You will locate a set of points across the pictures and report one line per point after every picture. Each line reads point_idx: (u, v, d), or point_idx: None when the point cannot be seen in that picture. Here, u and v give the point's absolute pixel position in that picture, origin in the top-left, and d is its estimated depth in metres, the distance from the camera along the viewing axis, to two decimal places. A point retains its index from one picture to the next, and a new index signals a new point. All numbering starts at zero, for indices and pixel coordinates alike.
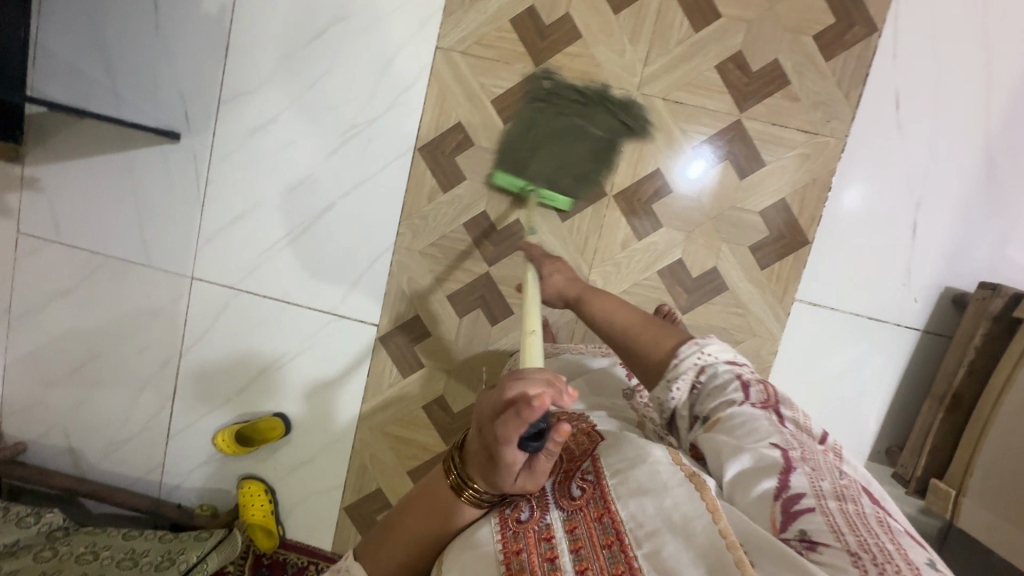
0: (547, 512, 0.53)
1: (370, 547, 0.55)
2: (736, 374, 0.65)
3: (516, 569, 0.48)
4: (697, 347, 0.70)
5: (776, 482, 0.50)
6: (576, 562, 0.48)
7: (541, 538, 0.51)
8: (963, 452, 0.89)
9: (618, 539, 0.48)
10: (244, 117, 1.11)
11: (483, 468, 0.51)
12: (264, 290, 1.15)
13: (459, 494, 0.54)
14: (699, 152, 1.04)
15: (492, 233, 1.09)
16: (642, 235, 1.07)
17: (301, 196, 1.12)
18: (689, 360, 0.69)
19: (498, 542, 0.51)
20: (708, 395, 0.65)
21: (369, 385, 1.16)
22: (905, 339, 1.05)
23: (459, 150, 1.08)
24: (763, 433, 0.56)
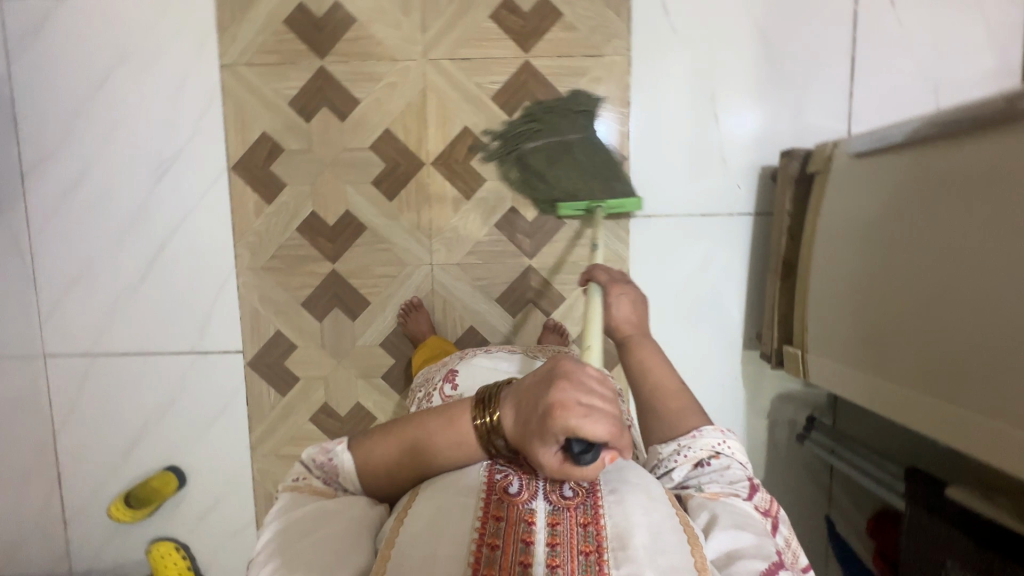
0: (535, 497, 0.50)
1: (363, 446, 0.58)
2: (747, 475, 0.62)
3: (488, 533, 0.46)
4: (722, 434, 0.64)
5: (761, 568, 0.50)
6: (549, 555, 0.45)
7: (522, 520, 0.48)
8: (800, 311, 0.94)
9: (597, 550, 0.45)
10: (53, 181, 1.09)
11: (521, 413, 0.52)
12: (121, 348, 1.13)
13: (477, 422, 0.54)
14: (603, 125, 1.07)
15: (327, 230, 1.09)
16: (469, 193, 1.08)
17: (131, 243, 1.10)
18: (710, 440, 0.63)
19: (480, 499, 0.49)
20: (711, 480, 0.62)
21: (252, 412, 1.14)
22: (740, 225, 1.09)
23: (272, 159, 1.08)
24: (758, 530, 0.55)
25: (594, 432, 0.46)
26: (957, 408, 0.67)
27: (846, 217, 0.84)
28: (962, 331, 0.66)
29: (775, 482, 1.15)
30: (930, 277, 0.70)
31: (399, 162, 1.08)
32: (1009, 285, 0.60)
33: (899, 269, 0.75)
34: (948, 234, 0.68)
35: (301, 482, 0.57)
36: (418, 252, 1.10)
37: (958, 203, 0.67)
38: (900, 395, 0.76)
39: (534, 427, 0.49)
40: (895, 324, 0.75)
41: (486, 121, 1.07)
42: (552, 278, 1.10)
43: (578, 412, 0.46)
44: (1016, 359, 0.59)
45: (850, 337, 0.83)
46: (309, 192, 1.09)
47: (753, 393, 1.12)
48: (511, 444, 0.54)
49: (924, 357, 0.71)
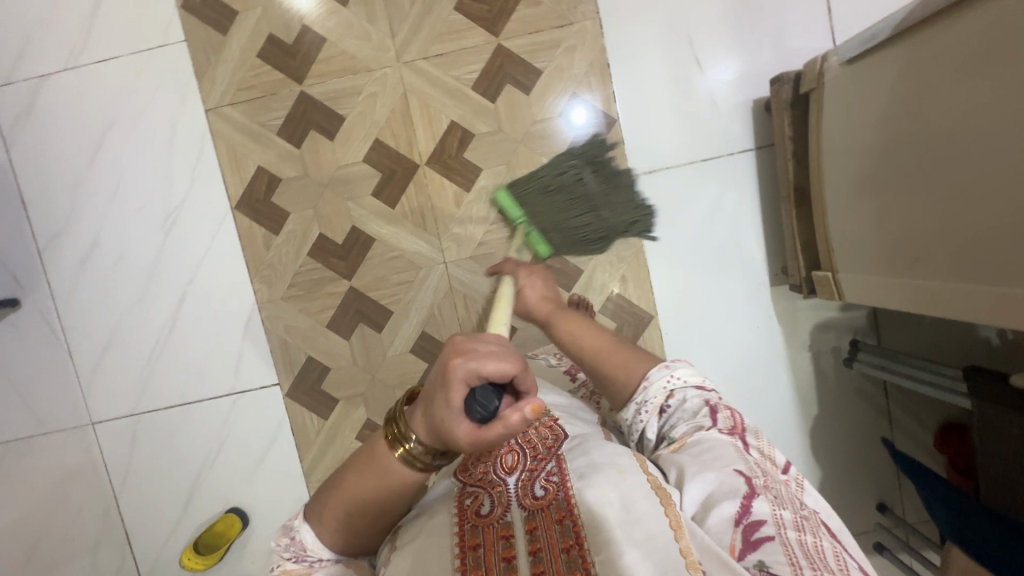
0: (508, 509, 0.58)
1: (317, 514, 0.59)
2: (703, 401, 0.70)
3: (470, 564, 0.52)
4: (665, 372, 0.73)
5: (737, 509, 0.55)
6: (532, 563, 0.52)
7: (501, 536, 0.55)
8: (821, 235, 0.92)
9: (577, 543, 0.52)
10: (70, 254, 1.12)
11: (425, 403, 0.53)
12: (163, 402, 1.15)
13: (394, 446, 0.56)
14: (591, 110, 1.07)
15: (338, 249, 1.10)
16: (469, 185, 1.09)
17: (154, 299, 1.13)
18: (659, 384, 0.72)
19: (455, 530, 0.55)
20: (677, 419, 0.70)
21: (299, 441, 1.15)
22: (743, 163, 1.07)
23: (272, 191, 1.09)
24: (729, 458, 0.60)
25: (497, 364, 0.49)
26: (994, 294, 0.66)
27: (846, 126, 0.82)
28: (976, 216, 0.65)
29: (832, 414, 1.12)
30: (934, 169, 0.69)
31: (394, 169, 1.08)
32: (1013, 158, 0.59)
33: (902, 169, 0.73)
34: (944, 122, 0.66)
35: (277, 571, 0.57)
36: (429, 253, 1.10)
37: (948, 88, 0.65)
38: (931, 293, 0.75)
39: (440, 402, 0.50)
40: (909, 224, 0.74)
41: (471, 112, 1.07)
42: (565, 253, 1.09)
43: (472, 356, 0.49)
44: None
45: (869, 248, 0.82)
46: (313, 216, 1.10)
47: (790, 329, 1.10)
48: (432, 446, 0.54)
49: (946, 250, 0.70)
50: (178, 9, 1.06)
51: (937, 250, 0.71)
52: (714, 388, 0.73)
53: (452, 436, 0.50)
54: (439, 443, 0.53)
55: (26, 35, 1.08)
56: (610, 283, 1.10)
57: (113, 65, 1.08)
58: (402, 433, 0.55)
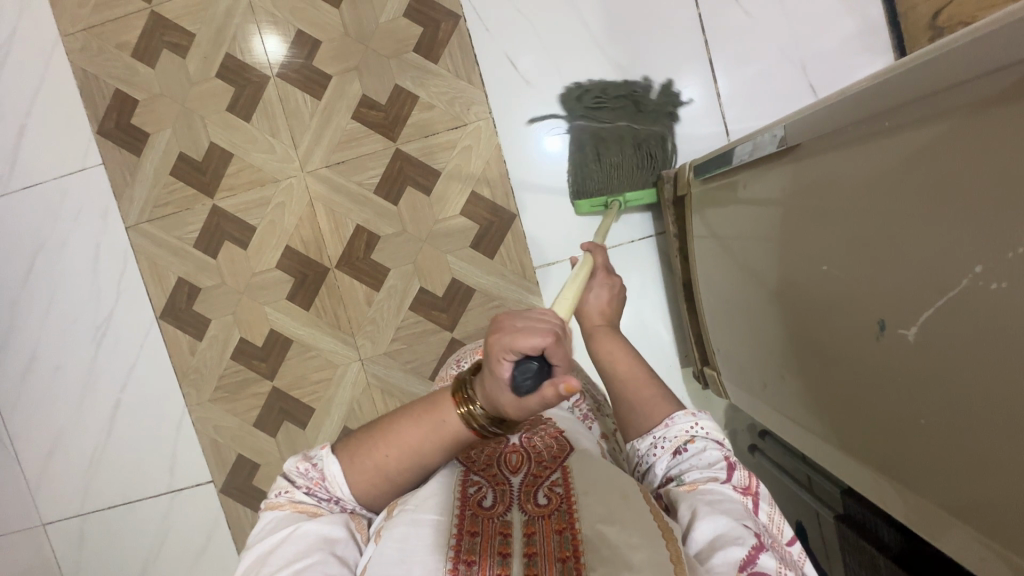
0: (509, 509, 0.54)
1: (348, 450, 0.58)
2: (724, 454, 0.59)
3: (464, 549, 0.49)
4: (693, 416, 0.63)
5: (743, 555, 0.47)
6: (526, 566, 0.48)
7: (497, 533, 0.51)
8: (717, 348, 0.89)
9: (574, 556, 0.47)
10: (10, 367, 1.18)
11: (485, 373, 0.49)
12: (107, 502, 1.20)
13: (457, 405, 0.54)
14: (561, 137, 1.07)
15: (259, 351, 1.15)
16: (378, 284, 1.12)
17: (91, 405, 1.18)
18: (682, 426, 0.62)
19: (454, 516, 0.51)
20: (689, 467, 0.60)
21: (235, 533, 1.19)
22: (645, 248, 1.08)
23: (192, 299, 1.14)
24: (737, 512, 0.52)
25: (524, 344, 0.42)
26: (828, 442, 0.65)
27: (711, 241, 0.83)
28: (836, 386, 0.59)
29: None
30: (801, 326, 0.62)
31: (306, 272, 1.12)
32: (858, 344, 0.53)
33: (775, 311, 0.68)
34: (800, 281, 0.60)
35: (285, 498, 0.57)
36: (345, 351, 1.13)
37: (798, 246, 0.60)
38: (811, 441, 0.69)
39: (489, 368, 0.47)
40: (787, 370, 0.69)
41: (375, 214, 1.10)
42: (477, 344, 1.12)
43: (510, 331, 0.44)
44: (890, 422, 0.52)
45: (759, 376, 0.77)
46: (232, 321, 1.14)
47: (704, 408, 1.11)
48: (490, 409, 0.52)
49: (816, 407, 0.64)
50: (93, 135, 1.12)
51: (812, 403, 0.65)
52: None
53: (501, 405, 0.48)
54: (495, 415, 0.52)
55: None
56: None
57: (39, 191, 1.14)
58: (469, 397, 0.53)
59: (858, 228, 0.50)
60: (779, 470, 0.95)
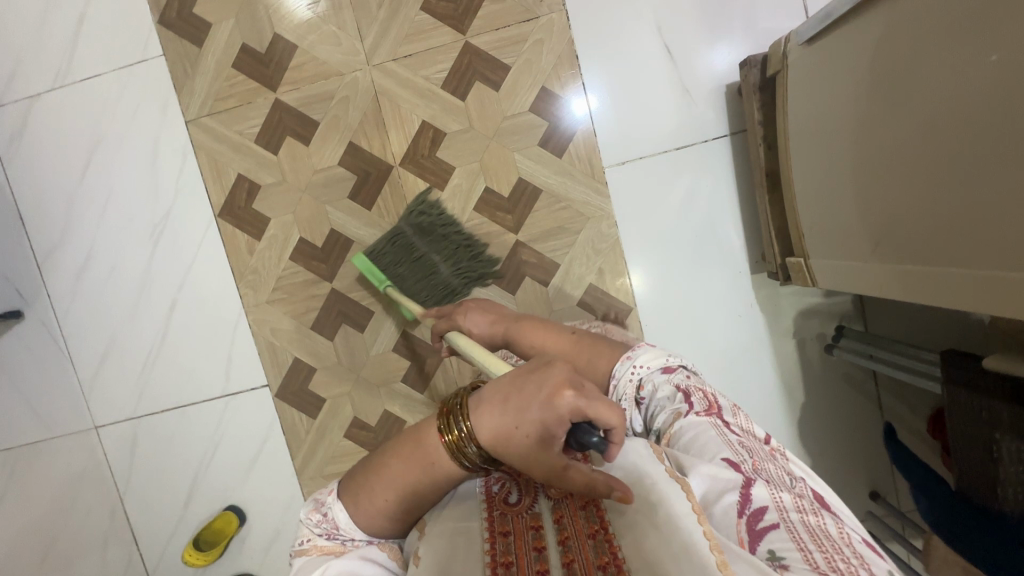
0: (537, 500, 0.54)
1: (350, 493, 0.55)
2: (675, 385, 0.60)
3: (500, 550, 0.48)
4: (629, 362, 0.63)
5: (736, 496, 0.48)
6: (561, 553, 0.47)
7: (529, 526, 0.51)
8: (792, 220, 0.89)
9: (603, 528, 0.48)
10: (64, 266, 1.16)
11: (510, 406, 0.50)
12: (160, 406, 1.19)
13: (444, 436, 0.52)
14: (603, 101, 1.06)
15: (318, 252, 1.13)
16: (442, 184, 1.09)
17: (146, 307, 1.17)
18: (625, 378, 0.63)
19: (483, 519, 0.51)
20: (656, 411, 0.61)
21: (290, 440, 1.19)
22: (717, 149, 1.06)
23: (252, 198, 1.12)
24: (714, 444, 0.53)
25: (606, 415, 0.48)
26: (958, 275, 0.62)
27: (809, 109, 0.80)
28: (976, 194, 0.56)
29: (821, 402, 1.10)
30: (907, 147, 0.63)
31: (369, 171, 1.10)
32: (987, 136, 0.54)
33: (876, 145, 0.68)
34: (914, 96, 0.61)
35: (307, 546, 0.55)
36: None
37: (917, 58, 0.60)
38: (934, 281, 0.66)
39: (538, 417, 0.48)
40: (882, 205, 0.70)
41: (442, 111, 1.08)
42: (541, 247, 1.10)
43: (587, 395, 0.48)
44: (1012, 212, 0.53)
45: (843, 226, 0.78)
46: (292, 220, 1.12)
47: (773, 316, 1.09)
48: (487, 449, 0.51)
49: (915, 231, 0.66)
50: (155, 25, 1.09)
51: (936, 234, 0.63)
52: (681, 364, 0.64)
53: (528, 452, 0.49)
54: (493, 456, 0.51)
55: (15, 56, 1.12)
56: (587, 275, 1.10)
57: (98, 82, 1.12)
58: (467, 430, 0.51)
59: (997, 9, 0.50)
60: (864, 352, 0.95)
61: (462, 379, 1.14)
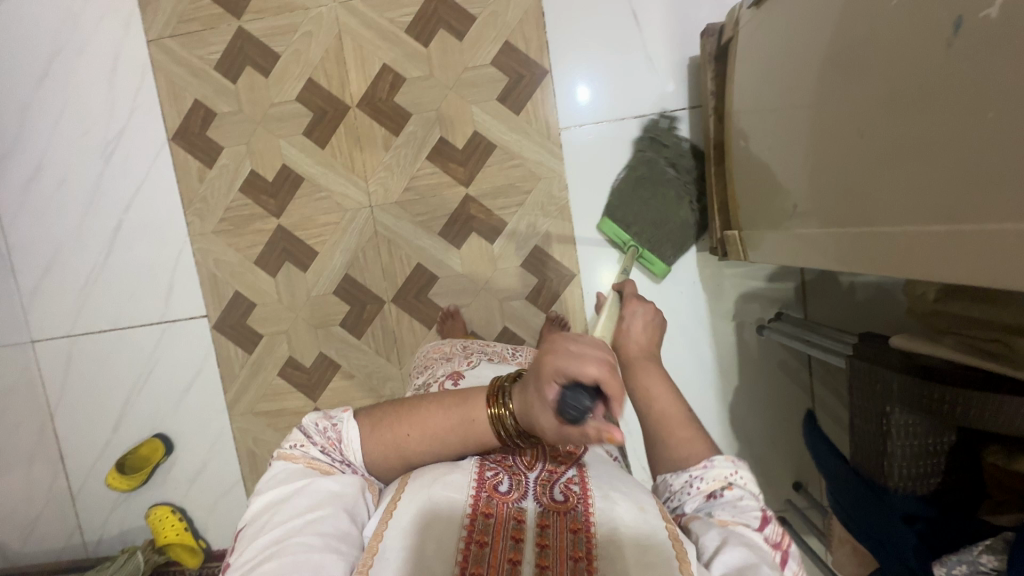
0: (525, 497, 0.51)
1: (371, 419, 0.56)
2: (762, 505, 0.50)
3: (478, 530, 0.47)
4: (735, 461, 0.53)
5: None
6: (538, 555, 0.46)
7: (512, 518, 0.49)
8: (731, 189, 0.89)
9: (587, 556, 0.45)
10: (14, 175, 1.16)
11: (527, 376, 0.50)
12: (98, 326, 1.19)
13: (489, 405, 0.53)
14: (585, 78, 1.05)
15: (268, 187, 1.12)
16: (398, 130, 1.09)
17: (91, 225, 1.16)
18: (722, 469, 0.52)
19: (469, 495, 0.50)
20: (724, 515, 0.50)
21: (224, 373, 1.18)
22: (676, 123, 1.05)
23: (207, 125, 1.11)
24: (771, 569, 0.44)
25: (583, 370, 0.42)
26: (855, 234, 0.63)
27: (753, 70, 0.79)
28: (880, 144, 0.56)
29: (754, 388, 1.10)
30: (860, 98, 0.58)
31: (326, 109, 1.09)
32: (895, 78, 0.53)
33: (830, 100, 0.63)
34: (871, 41, 0.56)
35: (299, 451, 0.54)
36: (356, 196, 1.11)
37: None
38: (836, 240, 0.66)
39: (537, 381, 0.47)
40: (828, 166, 0.65)
41: (403, 55, 1.07)
42: (491, 204, 1.09)
43: (568, 354, 0.44)
44: (912, 159, 0.53)
45: (791, 192, 0.73)
46: (245, 152, 1.11)
47: (715, 296, 1.08)
48: (522, 422, 0.51)
49: (857, 190, 0.61)
50: None
51: (843, 190, 0.63)
52: None
53: (536, 422, 0.49)
54: (525, 427, 0.51)
55: None
56: (534, 236, 1.10)
57: None
58: (509, 403, 0.52)
59: None
60: (795, 331, 0.94)
61: (401, 329, 1.13)
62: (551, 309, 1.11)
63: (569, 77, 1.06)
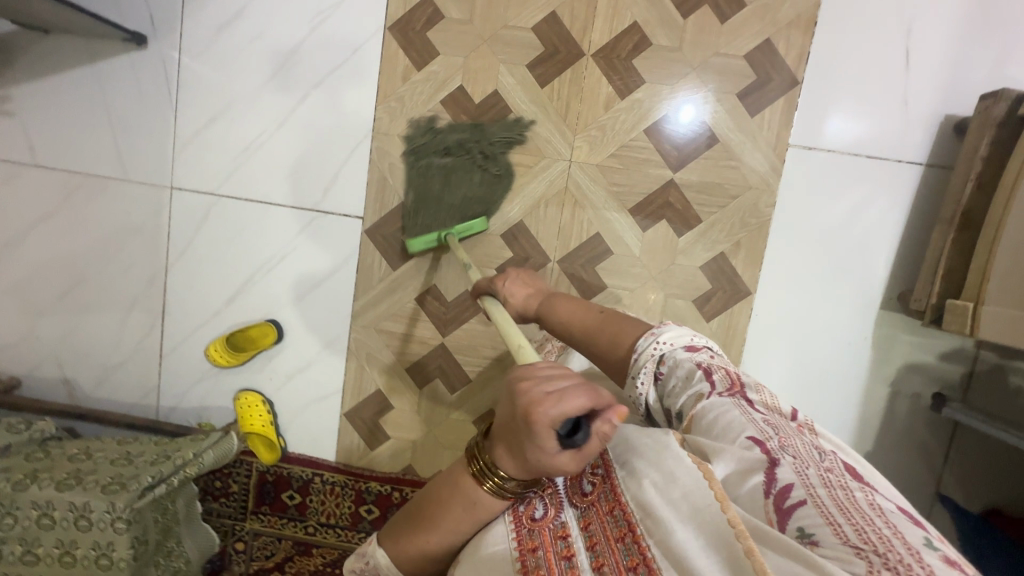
0: (561, 510, 0.53)
1: (394, 546, 0.56)
2: (696, 361, 0.57)
3: (531, 566, 0.48)
4: (652, 337, 0.62)
5: (765, 480, 0.43)
6: (592, 559, 0.47)
7: (558, 537, 0.50)
8: (980, 263, 0.85)
9: (629, 531, 0.46)
10: (211, 14, 1.09)
11: (512, 447, 0.48)
12: (245, 195, 1.13)
13: (483, 484, 0.51)
14: (832, 102, 1.01)
15: (471, 108, 1.06)
16: (625, 93, 1.03)
17: (273, 90, 1.09)
18: (647, 351, 0.61)
19: (512, 537, 0.50)
20: (675, 388, 0.57)
21: (360, 281, 1.13)
22: (909, 175, 1.01)
23: (430, 25, 1.05)
24: (734, 419, 0.49)
25: (575, 406, 0.44)
26: None
27: None
28: None
29: (883, 457, 1.09)
30: None
31: (559, 48, 1.04)
32: None
33: None
34: None
35: None
36: (558, 145, 1.06)
37: None
38: None
39: (527, 445, 0.46)
40: None
41: (658, 19, 1.01)
42: (692, 197, 1.05)
43: (548, 404, 0.44)
44: None
45: None
46: (460, 65, 1.06)
47: (881, 358, 1.06)
48: (523, 475, 0.50)
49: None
50: None
51: None
52: (708, 345, 0.61)
53: (550, 471, 0.47)
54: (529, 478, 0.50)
55: None
56: (721, 243, 1.06)
57: None
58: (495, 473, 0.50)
59: None
60: (987, 423, 0.94)
61: None
62: (714, 320, 1.07)
63: (817, 96, 1.01)
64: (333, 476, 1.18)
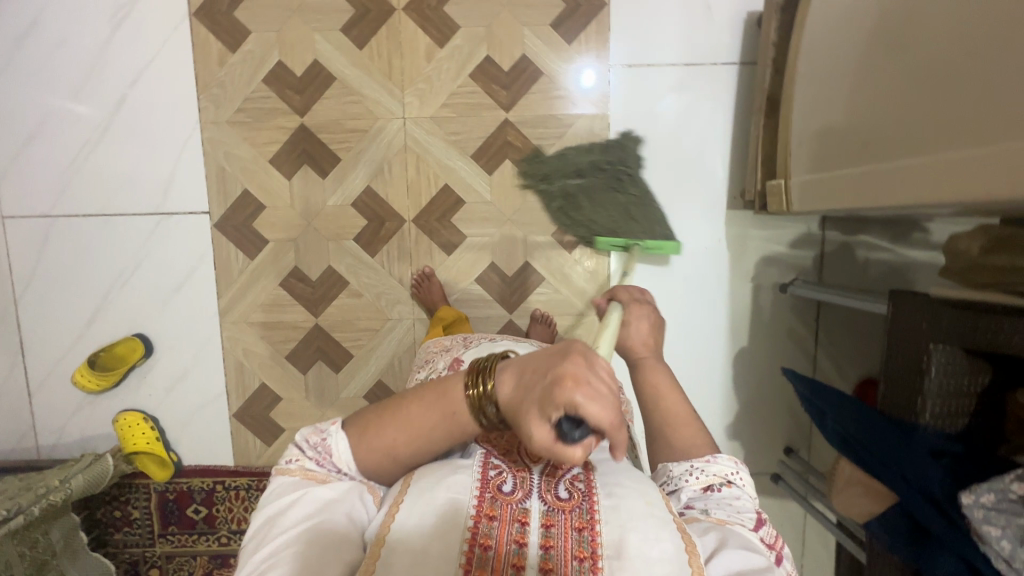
0: (529, 497, 0.47)
1: (359, 426, 0.49)
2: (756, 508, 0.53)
3: (482, 532, 0.42)
4: (737, 463, 0.55)
5: None
6: (542, 559, 0.42)
7: (515, 520, 0.45)
8: (785, 138, 0.90)
9: (592, 557, 0.42)
10: (4, 28, 1.04)
11: (523, 378, 0.43)
12: (82, 210, 1.08)
13: (469, 390, 0.45)
14: (642, 18, 1.04)
15: (295, 81, 1.05)
16: (443, 41, 1.04)
17: (88, 97, 1.05)
18: (725, 466, 0.55)
19: (474, 496, 0.45)
20: (720, 504, 0.52)
21: (221, 277, 1.10)
22: (726, 76, 1.05)
23: (235, 5, 1.03)
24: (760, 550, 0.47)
25: (598, 417, 0.38)
26: (923, 162, 0.63)
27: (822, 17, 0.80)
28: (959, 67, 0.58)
29: (761, 350, 1.12)
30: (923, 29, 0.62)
31: (369, 7, 1.03)
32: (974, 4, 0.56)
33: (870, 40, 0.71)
34: None
35: (292, 467, 0.49)
36: (389, 104, 1.05)
37: None
38: (901, 174, 0.67)
39: (538, 395, 0.40)
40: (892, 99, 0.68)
41: None
42: (529, 133, 1.06)
43: (585, 389, 0.38)
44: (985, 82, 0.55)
45: (854, 136, 0.75)
46: (275, 40, 1.04)
47: (737, 256, 1.10)
48: (504, 413, 0.44)
49: (927, 110, 0.62)
50: None
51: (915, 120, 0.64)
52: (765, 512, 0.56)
53: (524, 432, 0.41)
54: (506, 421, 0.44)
55: None
56: (567, 172, 1.07)
57: None
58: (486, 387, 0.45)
59: None
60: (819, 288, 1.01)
61: (419, 250, 1.09)
62: (577, 249, 1.09)
63: (627, 14, 1.04)
64: (233, 480, 1.14)
